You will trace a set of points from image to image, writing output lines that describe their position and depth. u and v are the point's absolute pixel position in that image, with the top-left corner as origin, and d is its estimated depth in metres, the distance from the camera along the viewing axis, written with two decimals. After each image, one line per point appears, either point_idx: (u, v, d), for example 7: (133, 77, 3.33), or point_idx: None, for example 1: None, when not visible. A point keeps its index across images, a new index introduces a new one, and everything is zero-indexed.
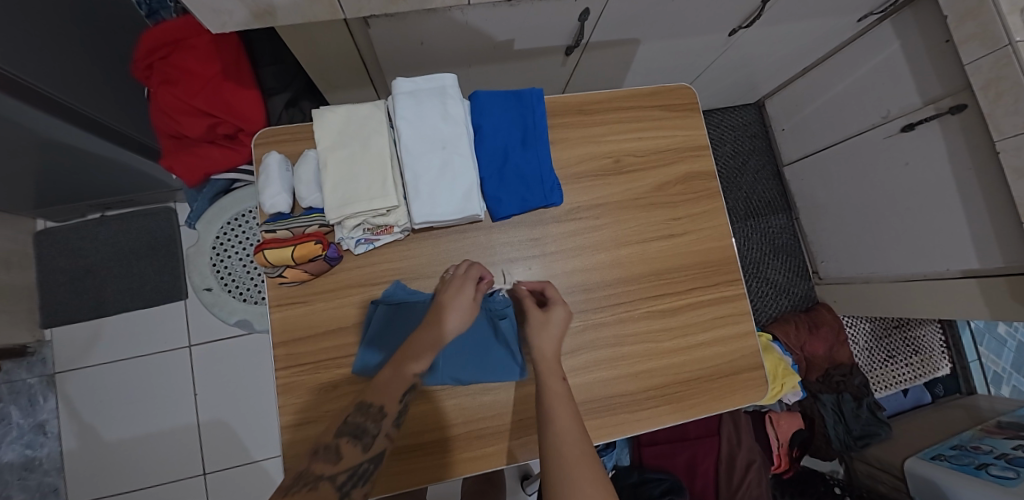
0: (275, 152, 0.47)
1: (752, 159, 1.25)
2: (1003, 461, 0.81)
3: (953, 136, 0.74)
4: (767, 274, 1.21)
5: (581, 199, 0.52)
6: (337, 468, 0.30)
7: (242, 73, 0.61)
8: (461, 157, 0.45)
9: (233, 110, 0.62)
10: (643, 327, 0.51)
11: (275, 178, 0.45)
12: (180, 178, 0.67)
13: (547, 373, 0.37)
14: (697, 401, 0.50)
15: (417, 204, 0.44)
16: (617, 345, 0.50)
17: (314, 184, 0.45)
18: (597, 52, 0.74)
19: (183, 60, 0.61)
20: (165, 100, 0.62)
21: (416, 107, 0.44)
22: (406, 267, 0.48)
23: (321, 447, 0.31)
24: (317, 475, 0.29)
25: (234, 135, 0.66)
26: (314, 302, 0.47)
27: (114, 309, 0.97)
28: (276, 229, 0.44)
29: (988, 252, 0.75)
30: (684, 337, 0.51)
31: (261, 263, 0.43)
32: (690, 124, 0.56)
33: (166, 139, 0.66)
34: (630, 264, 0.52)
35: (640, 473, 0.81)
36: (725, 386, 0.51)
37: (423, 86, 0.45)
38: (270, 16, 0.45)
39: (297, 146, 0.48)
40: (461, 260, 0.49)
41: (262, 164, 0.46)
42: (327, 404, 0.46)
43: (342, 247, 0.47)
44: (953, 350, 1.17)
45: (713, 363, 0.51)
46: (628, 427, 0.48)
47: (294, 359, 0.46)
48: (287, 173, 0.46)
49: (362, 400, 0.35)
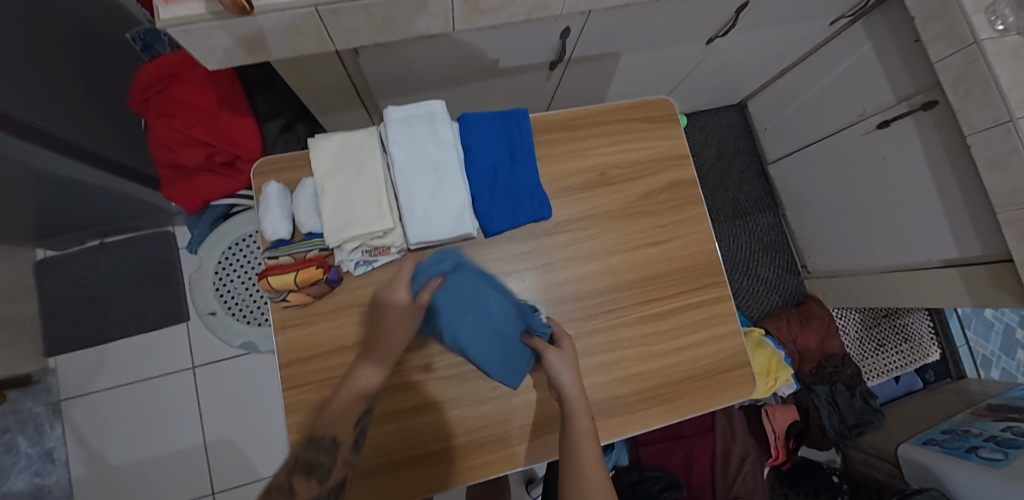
0: (273, 181, 0.49)
1: (738, 159, 1.28)
2: (993, 443, 0.84)
3: (927, 131, 0.77)
4: (757, 271, 1.24)
5: (570, 211, 0.55)
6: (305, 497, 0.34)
7: (237, 102, 0.64)
8: (453, 178, 0.48)
9: (230, 139, 0.64)
10: (634, 332, 0.53)
11: (275, 207, 0.47)
12: (180, 206, 0.69)
13: (575, 411, 0.39)
14: (689, 400, 0.52)
15: (412, 225, 0.46)
16: (611, 350, 0.52)
17: (312, 210, 0.47)
18: (580, 66, 0.77)
19: (178, 93, 0.62)
20: (162, 132, 0.64)
21: (407, 132, 0.47)
22: None
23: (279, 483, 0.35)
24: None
25: (231, 163, 0.68)
26: (317, 323, 0.48)
27: (117, 335, 0.98)
28: (278, 255, 0.46)
29: (966, 241, 0.77)
30: (674, 340, 0.53)
31: (265, 288, 0.45)
32: (670, 135, 0.59)
33: (165, 169, 0.68)
34: (620, 272, 0.54)
35: (639, 472, 0.83)
36: (715, 385, 0.53)
37: (413, 112, 0.48)
38: (264, 50, 0.48)
39: (294, 173, 0.50)
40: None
41: (261, 194, 0.48)
42: None
43: (342, 269, 0.49)
44: (942, 335, 1.20)
45: (704, 363, 0.53)
46: (624, 429, 0.50)
47: (299, 379, 0.47)
48: (286, 201, 0.48)
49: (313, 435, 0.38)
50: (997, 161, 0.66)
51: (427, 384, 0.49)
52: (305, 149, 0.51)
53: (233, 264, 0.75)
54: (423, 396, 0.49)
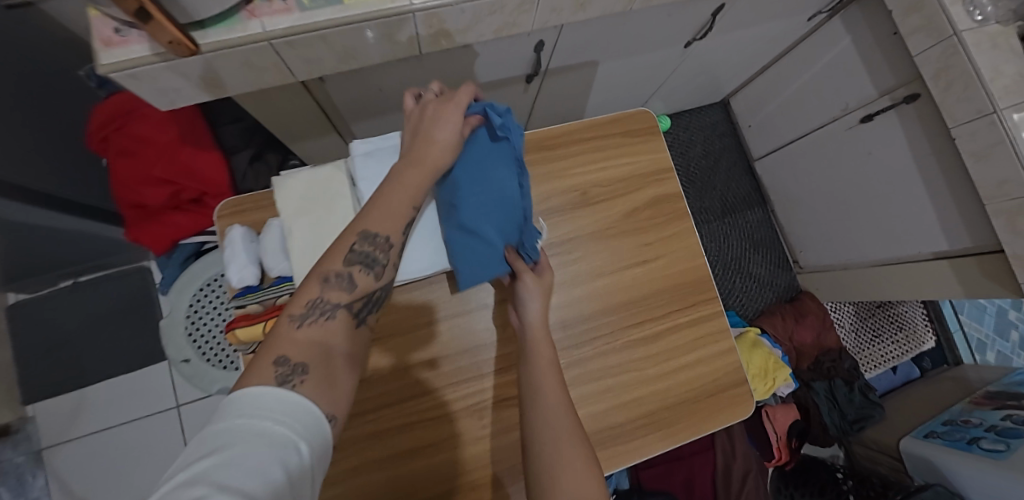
0: (237, 225, 0.46)
1: (724, 157, 1.27)
2: (993, 433, 0.83)
3: (910, 124, 0.76)
4: (750, 269, 1.23)
5: (553, 235, 0.53)
6: (350, 298, 0.31)
7: (200, 137, 0.61)
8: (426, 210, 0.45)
9: (195, 175, 0.61)
10: (625, 357, 0.51)
11: (239, 254, 0.44)
12: (147, 247, 0.66)
13: (537, 340, 0.43)
14: (686, 424, 0.50)
15: None
16: (602, 377, 0.50)
17: (280, 254, 0.45)
18: (558, 77, 0.75)
19: (137, 131, 0.59)
20: (125, 173, 0.61)
21: (376, 167, 0.44)
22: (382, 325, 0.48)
23: (331, 274, 0.30)
24: (331, 304, 0.30)
25: (199, 199, 0.65)
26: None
27: (96, 377, 0.95)
28: (246, 304, 0.44)
29: (955, 233, 0.77)
30: (666, 362, 0.52)
31: (233, 341, 0.42)
32: (652, 148, 0.57)
33: (128, 210, 0.65)
34: (607, 296, 0.52)
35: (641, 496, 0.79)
36: (712, 406, 0.51)
37: (381, 145, 0.45)
38: (219, 87, 0.45)
39: (260, 214, 0.48)
40: (439, 309, 0.50)
41: (225, 238, 0.46)
42: None
43: None
44: (936, 321, 1.20)
45: (699, 383, 0.52)
46: (620, 459, 0.48)
47: None
48: (252, 245, 0.46)
49: (366, 229, 0.32)
50: (981, 153, 0.65)
51: (414, 428, 0.47)
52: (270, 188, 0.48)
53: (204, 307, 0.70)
54: (409, 442, 0.47)
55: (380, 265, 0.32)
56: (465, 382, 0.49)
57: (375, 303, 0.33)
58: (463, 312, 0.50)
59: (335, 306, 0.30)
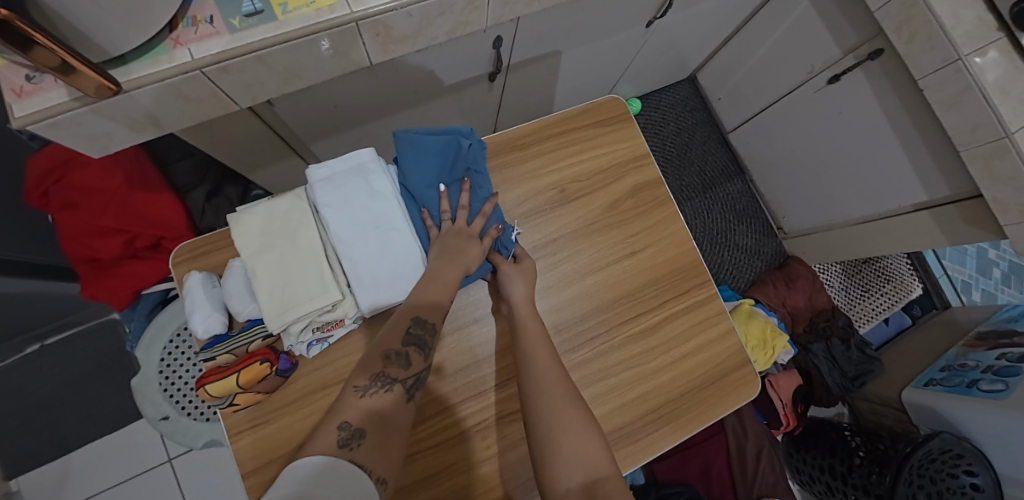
0: (196, 271, 0.43)
1: (698, 132, 1.26)
2: (991, 374, 0.84)
3: (877, 80, 0.76)
4: (736, 240, 1.23)
5: (535, 237, 0.51)
6: (406, 374, 0.35)
7: (150, 179, 0.57)
8: (397, 230, 0.43)
9: (149, 220, 0.57)
10: (625, 354, 0.49)
11: (201, 302, 0.41)
12: (106, 303, 0.62)
13: (525, 316, 0.43)
14: (694, 414, 0.49)
15: (362, 292, 0.41)
16: (604, 378, 0.48)
17: (246, 296, 0.42)
18: (521, 71, 0.72)
19: (77, 180, 0.55)
20: (71, 226, 0.57)
21: (337, 192, 0.42)
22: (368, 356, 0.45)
23: (390, 352, 0.35)
24: (391, 380, 0.34)
25: (157, 244, 0.61)
26: (280, 418, 0.43)
27: (79, 441, 0.90)
28: (216, 355, 0.40)
29: (933, 182, 0.77)
30: (667, 354, 0.50)
31: (205, 397, 0.39)
32: (626, 136, 0.55)
33: (82, 265, 0.61)
34: (599, 294, 0.50)
35: (658, 489, 0.78)
36: (717, 391, 0.50)
37: (340, 168, 0.42)
38: (156, 125, 0.42)
39: (220, 255, 0.45)
40: None
41: (184, 287, 0.42)
42: None
43: (295, 354, 0.43)
44: (921, 269, 1.22)
45: (702, 370, 0.50)
46: (633, 459, 0.47)
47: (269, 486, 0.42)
48: (215, 291, 0.42)
49: (417, 315, 0.38)
50: (951, 101, 0.65)
51: (417, 459, 0.44)
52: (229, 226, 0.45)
53: (176, 358, 0.64)
54: (412, 475, 0.44)
55: (429, 347, 0.37)
56: (463, 403, 0.46)
57: (422, 381, 0.37)
58: (452, 330, 0.48)
59: (393, 380, 0.35)
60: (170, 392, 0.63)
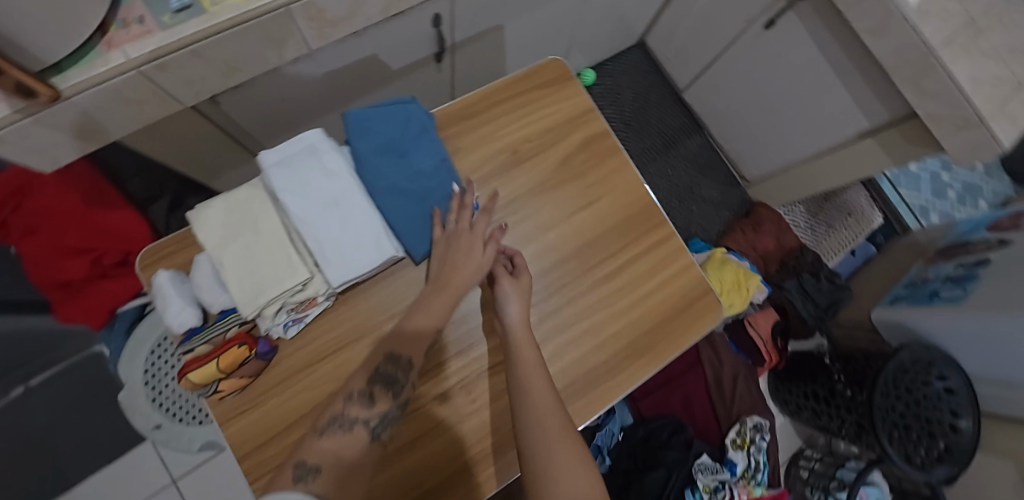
0: (162, 270, 0.43)
1: (653, 93, 1.29)
2: (950, 282, 0.89)
3: (808, 18, 0.79)
4: (703, 194, 1.26)
5: (494, 199, 0.52)
6: (370, 414, 0.37)
7: (111, 196, 0.58)
8: (358, 205, 0.44)
9: (116, 236, 0.60)
10: (594, 296, 0.52)
11: (172, 298, 0.42)
12: (83, 324, 0.66)
13: (521, 341, 0.42)
14: (665, 345, 0.51)
15: (329, 268, 0.42)
16: (576, 322, 0.51)
17: (217, 287, 0.43)
18: (467, 49, 0.74)
19: (32, 205, 0.54)
20: (35, 252, 0.57)
21: (293, 175, 0.42)
22: (347, 332, 0.47)
23: (353, 392, 0.38)
24: (349, 419, 0.36)
25: (126, 260, 0.64)
26: (276, 393, 0.44)
27: (77, 475, 0.89)
28: (194, 346, 0.41)
29: (872, 109, 0.81)
30: (634, 292, 0.53)
31: (188, 387, 0.40)
32: (570, 94, 0.57)
33: (52, 290, 0.62)
34: (562, 245, 0.53)
35: (645, 427, 0.87)
36: (686, 320, 0.52)
37: (292, 151, 0.44)
38: (100, 132, 0.42)
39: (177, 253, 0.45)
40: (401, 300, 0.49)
41: (153, 287, 0.43)
42: None
43: (274, 337, 0.45)
44: (880, 200, 1.28)
45: (669, 303, 0.53)
46: (614, 395, 0.49)
47: (265, 466, 0.43)
48: (185, 287, 0.43)
49: (389, 352, 0.40)
50: (874, 28, 0.68)
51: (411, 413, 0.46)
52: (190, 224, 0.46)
53: (158, 374, 0.72)
54: (401, 438, 0.46)
55: (400, 384, 0.39)
56: (445, 364, 0.48)
57: (387, 420, 0.38)
58: None
59: (354, 420, 0.36)
60: (156, 403, 0.74)
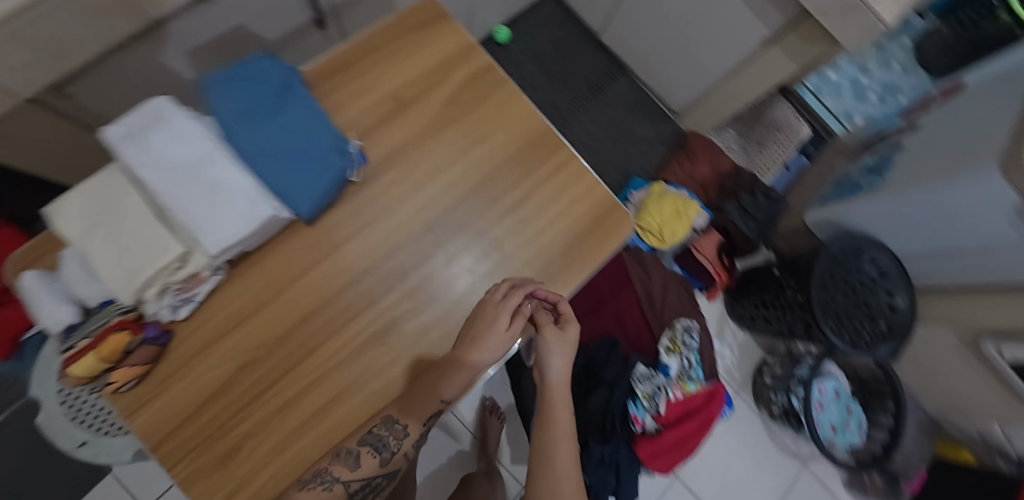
0: (28, 271, 0.42)
1: (569, 42, 1.34)
2: (869, 171, 0.99)
3: None
4: (637, 132, 1.32)
5: (390, 145, 0.56)
6: (349, 476, 0.44)
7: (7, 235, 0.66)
8: (224, 171, 0.44)
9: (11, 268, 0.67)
10: (497, 218, 0.57)
11: (43, 294, 0.41)
12: None
13: (556, 395, 0.48)
14: (574, 254, 0.58)
15: (204, 236, 0.41)
16: (486, 245, 0.56)
17: (89, 278, 0.42)
18: (350, 13, 0.74)
19: None
20: None
21: (146, 148, 0.40)
22: (265, 294, 0.50)
23: (344, 452, 0.44)
24: (332, 479, 0.43)
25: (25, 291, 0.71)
26: (233, 429, 0.46)
27: None
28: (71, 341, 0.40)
29: (767, 15, 0.83)
30: (533, 212, 0.58)
31: (75, 381, 0.40)
32: (446, 35, 0.62)
33: None
34: (461, 179, 0.57)
35: (587, 356, 1.02)
36: (585, 231, 0.59)
37: (137, 124, 0.42)
38: None
39: (51, 258, 0.45)
40: (314, 257, 0.52)
41: (21, 289, 0.42)
42: (235, 469, 0.45)
43: (163, 322, 0.45)
44: (805, 111, 1.31)
45: (568, 218, 0.59)
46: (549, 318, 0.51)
47: (179, 454, 0.44)
48: (54, 284, 0.42)
49: (388, 417, 0.47)
50: None
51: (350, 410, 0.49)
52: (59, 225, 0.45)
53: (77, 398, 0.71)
54: (309, 410, 0.48)
55: (387, 449, 0.45)
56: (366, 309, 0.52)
57: (370, 486, 0.45)
58: (337, 252, 0.53)
59: (334, 479, 0.43)
60: (78, 420, 0.72)
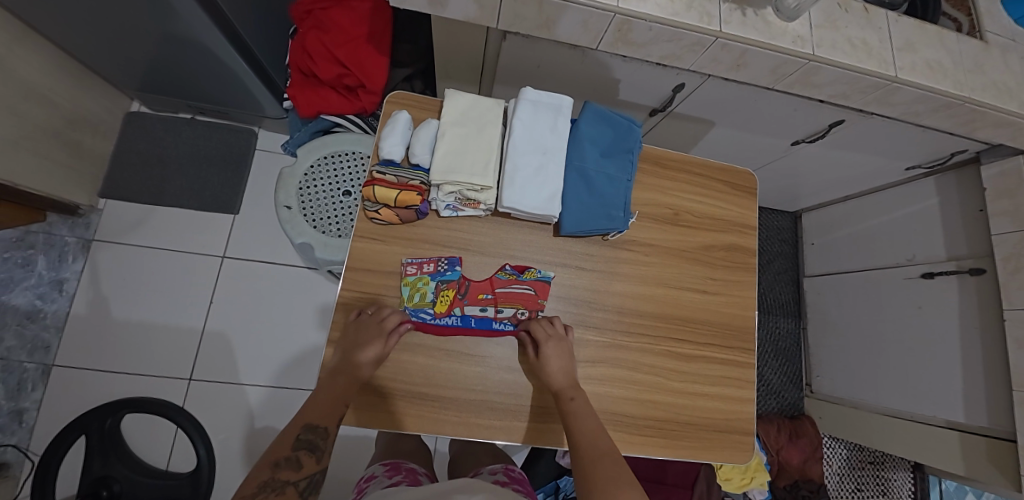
0: (527, 90, 0.56)
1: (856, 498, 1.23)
2: None
3: None
4: None
5: (745, 458, 0.59)
6: (299, 476, 0.42)
7: (380, 42, 0.75)
8: (556, 160, 0.55)
9: (366, 69, 0.74)
10: (677, 394, 0.58)
11: (522, 125, 0.54)
12: (298, 106, 0.81)
13: (579, 422, 0.46)
14: (688, 445, 0.57)
15: (512, 185, 0.52)
16: (654, 415, 0.56)
17: (535, 191, 0.53)
18: None
19: (336, 44, 0.74)
20: (311, 42, 0.75)
21: (534, 113, 0.55)
22: (592, 388, 0.55)
23: (283, 458, 0.42)
24: (282, 484, 0.41)
25: (353, 88, 0.78)
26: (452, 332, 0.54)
27: None
28: (486, 170, 0.53)
29: None
30: (695, 387, 0.59)
31: (441, 186, 0.53)
32: None
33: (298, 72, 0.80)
34: (679, 355, 0.60)
35: None
36: (712, 438, 0.58)
37: (618, 212, 0.57)
38: None
39: (591, 167, 0.57)
40: (632, 416, 0.56)
41: (519, 95, 0.56)
42: (389, 304, 0.54)
43: (433, 207, 0.56)
44: None
45: (713, 411, 0.59)
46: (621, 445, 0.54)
47: (396, 283, 0.54)
48: (520, 114, 0.55)
49: (308, 422, 0.45)
50: None
51: (475, 433, 0.52)
52: (584, 180, 0.56)
53: (317, 173, 0.79)
54: (461, 393, 0.52)
55: (322, 449, 0.45)
56: None
57: (312, 485, 0.44)
58: (643, 436, 0.55)
59: (284, 482, 0.41)
60: (301, 191, 0.78)
